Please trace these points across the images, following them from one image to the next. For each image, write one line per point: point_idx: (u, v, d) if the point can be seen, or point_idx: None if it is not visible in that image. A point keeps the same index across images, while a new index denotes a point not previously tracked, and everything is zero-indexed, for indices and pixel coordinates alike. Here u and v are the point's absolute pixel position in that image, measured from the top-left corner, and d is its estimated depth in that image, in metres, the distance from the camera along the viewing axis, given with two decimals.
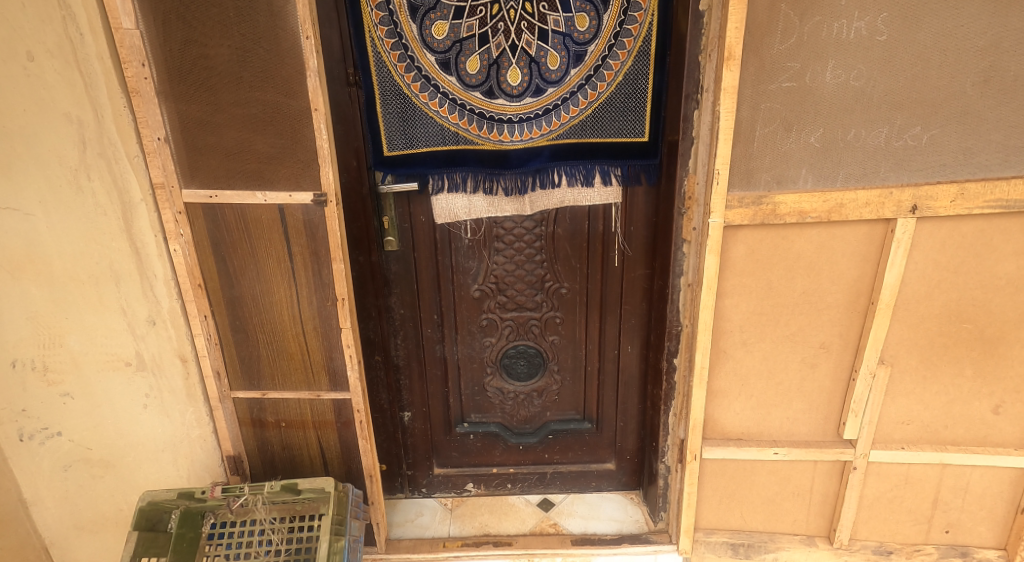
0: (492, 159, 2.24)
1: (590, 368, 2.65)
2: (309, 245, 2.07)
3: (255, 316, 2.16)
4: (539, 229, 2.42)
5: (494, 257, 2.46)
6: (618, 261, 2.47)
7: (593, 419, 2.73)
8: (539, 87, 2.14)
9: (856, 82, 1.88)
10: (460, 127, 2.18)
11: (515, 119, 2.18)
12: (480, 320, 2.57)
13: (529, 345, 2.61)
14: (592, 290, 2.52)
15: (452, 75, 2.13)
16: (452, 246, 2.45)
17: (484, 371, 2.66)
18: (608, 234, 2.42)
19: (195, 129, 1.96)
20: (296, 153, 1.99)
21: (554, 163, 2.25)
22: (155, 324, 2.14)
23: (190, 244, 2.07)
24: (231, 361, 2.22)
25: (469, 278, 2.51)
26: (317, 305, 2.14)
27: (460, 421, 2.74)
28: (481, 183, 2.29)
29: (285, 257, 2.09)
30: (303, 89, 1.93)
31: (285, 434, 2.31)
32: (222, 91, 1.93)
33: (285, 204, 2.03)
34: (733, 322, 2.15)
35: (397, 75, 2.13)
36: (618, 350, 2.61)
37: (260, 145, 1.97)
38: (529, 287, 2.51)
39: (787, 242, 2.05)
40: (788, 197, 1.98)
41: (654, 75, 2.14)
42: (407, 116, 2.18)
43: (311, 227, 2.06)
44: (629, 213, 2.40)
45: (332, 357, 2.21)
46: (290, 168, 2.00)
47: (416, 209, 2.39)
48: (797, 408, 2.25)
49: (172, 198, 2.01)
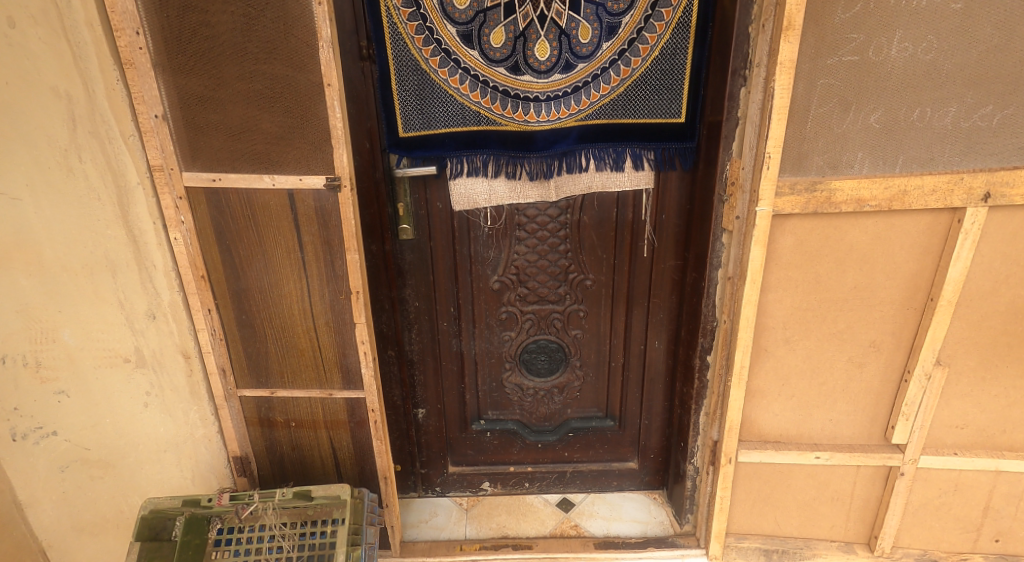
0: (515, 141, 2.13)
1: (614, 365, 2.63)
2: (321, 234, 1.89)
3: (262, 310, 1.99)
4: (565, 217, 2.35)
5: (516, 247, 2.40)
6: (647, 252, 2.40)
7: (616, 416, 2.73)
8: (568, 63, 2.02)
9: (925, 56, 1.68)
10: (482, 105, 2.07)
11: (542, 97, 2.06)
12: (499, 313, 2.53)
13: (550, 339, 2.59)
14: (619, 283, 2.47)
15: (474, 49, 2.01)
16: (472, 235, 2.38)
17: (502, 367, 2.64)
18: (637, 222, 2.34)
19: (196, 106, 1.78)
20: (307, 131, 1.79)
21: (581, 146, 2.15)
22: (155, 319, 1.97)
23: (192, 232, 1.89)
24: (237, 358, 2.07)
25: (489, 269, 2.45)
26: (328, 299, 1.98)
27: (477, 418, 2.74)
28: (504, 166, 2.20)
29: (294, 247, 1.91)
30: (314, 62, 1.74)
31: (294, 435, 2.19)
32: (224, 64, 1.74)
33: (294, 189, 1.84)
34: (776, 318, 1.99)
35: (415, 50, 2.02)
36: (644, 345, 2.58)
37: (267, 124, 1.79)
38: (552, 279, 2.46)
39: (840, 232, 1.86)
40: (844, 183, 1.78)
41: (694, 51, 2.02)
42: (424, 94, 2.06)
43: (323, 214, 1.87)
44: (661, 200, 2.30)
45: (345, 354, 2.05)
46: (299, 149, 1.81)
47: (433, 195, 2.30)
48: (840, 410, 2.09)
49: (172, 182, 1.83)
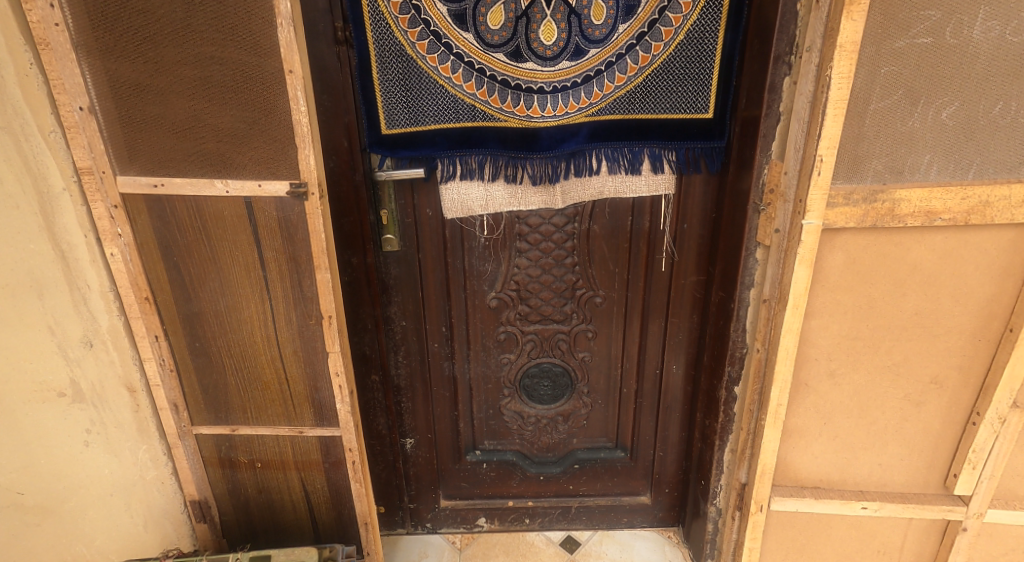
0: (516, 139, 1.84)
1: (626, 391, 2.34)
2: (286, 249, 1.59)
3: (218, 338, 1.69)
4: (572, 226, 2.06)
5: (516, 259, 2.11)
6: (665, 267, 2.11)
7: (627, 447, 2.44)
8: (578, 48, 1.74)
9: (1013, 38, 1.39)
10: (477, 98, 1.79)
11: (547, 88, 1.77)
12: (497, 334, 2.24)
13: (554, 363, 2.29)
14: (632, 300, 2.18)
15: (468, 31, 1.73)
16: (466, 246, 2.09)
17: (500, 392, 2.35)
18: (654, 232, 2.05)
19: (130, 96, 1.47)
20: (265, 128, 1.49)
21: (592, 145, 1.86)
22: (93, 347, 1.67)
23: (131, 246, 1.59)
24: (191, 392, 1.77)
25: (486, 285, 2.16)
26: (296, 324, 1.68)
27: (472, 448, 2.45)
28: (503, 168, 1.91)
29: (255, 264, 1.61)
30: (273, 45, 1.43)
31: (260, 477, 1.90)
32: (162, 44, 1.43)
33: (252, 196, 1.54)
34: (821, 348, 1.70)
35: (400, 33, 1.74)
36: (661, 370, 2.29)
37: (217, 120, 1.48)
38: (557, 296, 2.16)
39: (901, 250, 1.57)
40: (911, 193, 1.50)
41: (724, 35, 1.75)
42: (410, 84, 1.78)
43: (288, 226, 1.57)
44: (683, 207, 2.01)
45: (318, 388, 1.77)
46: (257, 148, 1.51)
47: (421, 201, 2.01)
48: (892, 453, 1.80)
49: (104, 188, 1.53)
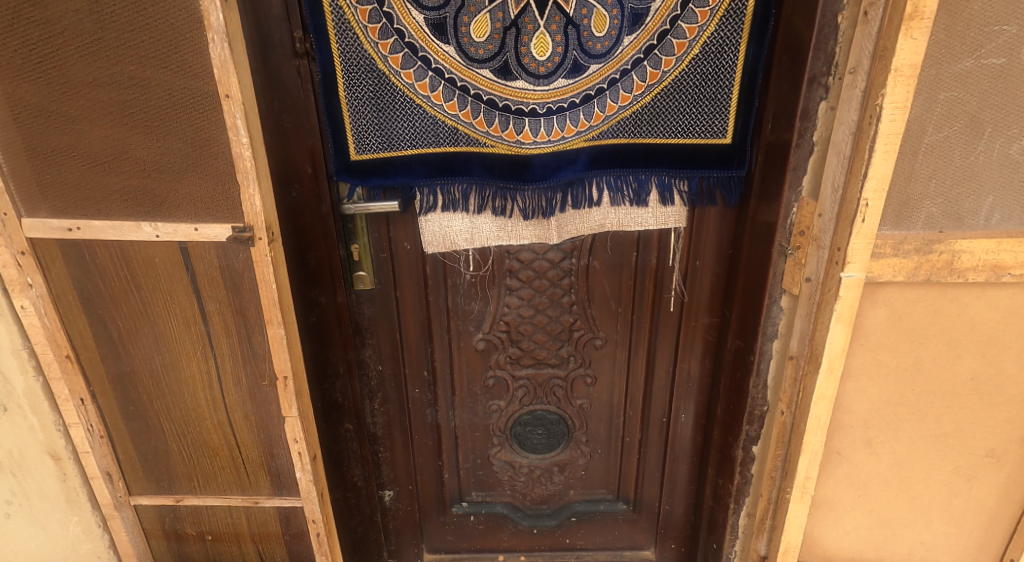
0: (505, 166, 1.60)
1: (629, 440, 2.10)
2: (231, 301, 1.36)
3: (156, 400, 1.46)
4: (569, 262, 1.82)
5: (505, 298, 1.87)
6: (674, 307, 1.88)
7: (630, 499, 2.20)
8: (576, 64, 1.50)
9: None
10: (460, 120, 1.55)
11: (540, 110, 1.53)
12: (484, 380, 2.01)
13: (549, 410, 2.05)
14: (637, 343, 1.95)
15: (449, 44, 1.49)
16: (450, 284, 1.85)
17: (489, 441, 2.11)
18: (662, 268, 1.82)
19: (34, 123, 1.24)
20: (197, 160, 1.26)
21: (592, 173, 1.63)
22: (7, 413, 1.42)
23: (44, 298, 1.35)
24: (127, 458, 1.53)
25: (472, 325, 1.92)
26: (246, 385, 1.45)
27: (458, 500, 2.20)
28: (490, 200, 1.67)
29: (195, 317, 1.37)
30: (203, 64, 1.21)
31: (211, 550, 1.66)
32: (71, 63, 1.21)
33: (188, 241, 1.31)
34: (857, 415, 1.46)
35: (369, 45, 1.50)
36: (668, 418, 2.05)
37: (140, 152, 1.26)
38: (552, 339, 1.93)
39: (956, 306, 1.35)
40: (973, 244, 1.30)
41: (746, 49, 1.51)
42: (382, 103, 1.54)
43: (233, 275, 1.34)
44: (695, 242, 1.78)
45: (273, 454, 1.53)
46: (190, 184, 1.28)
47: (398, 233, 1.77)
48: (938, 533, 1.56)
49: (8, 231, 1.30)
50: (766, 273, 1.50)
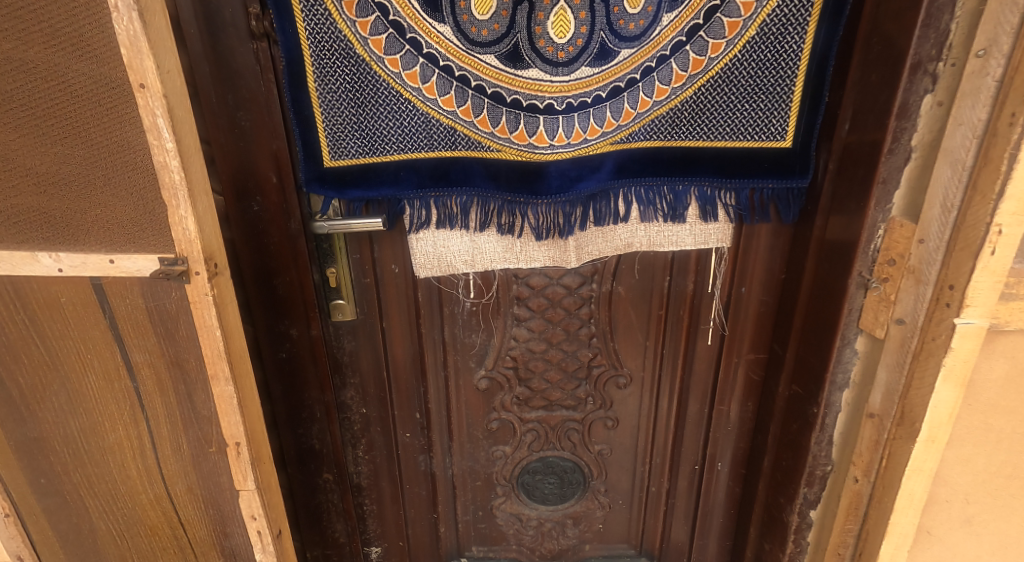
0: (513, 175, 1.30)
1: (655, 490, 1.81)
2: (166, 351, 1.08)
3: (75, 470, 1.16)
4: (589, 288, 1.53)
5: (512, 329, 1.57)
6: (712, 342, 1.59)
7: (655, 555, 1.89)
8: (602, 48, 1.20)
9: None
10: (457, 118, 1.25)
11: (557, 106, 1.23)
12: (487, 423, 1.71)
13: (562, 457, 1.76)
14: (666, 381, 1.65)
15: (445, 23, 1.19)
16: (446, 313, 1.55)
17: (492, 491, 1.81)
18: (700, 294, 1.53)
19: None
20: (105, 170, 0.99)
21: (620, 182, 1.32)
22: None
23: None
24: (44, 540, 1.21)
25: (473, 361, 1.62)
26: (189, 452, 1.16)
27: (456, 557, 1.90)
28: (495, 214, 1.36)
29: (118, 371, 1.09)
30: (107, 47, 0.94)
31: None
32: None
33: (103, 278, 1.04)
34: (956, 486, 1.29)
35: (344, 24, 1.20)
36: (701, 466, 1.76)
37: (31, 160, 0.99)
38: (567, 378, 1.63)
39: None
40: None
41: (814, 30, 1.21)
42: (361, 97, 1.24)
43: (167, 321, 1.06)
44: (741, 263, 1.48)
45: (227, 532, 1.22)
46: (100, 201, 1.01)
47: (383, 255, 1.47)
48: None
49: None
50: (840, 310, 1.28)
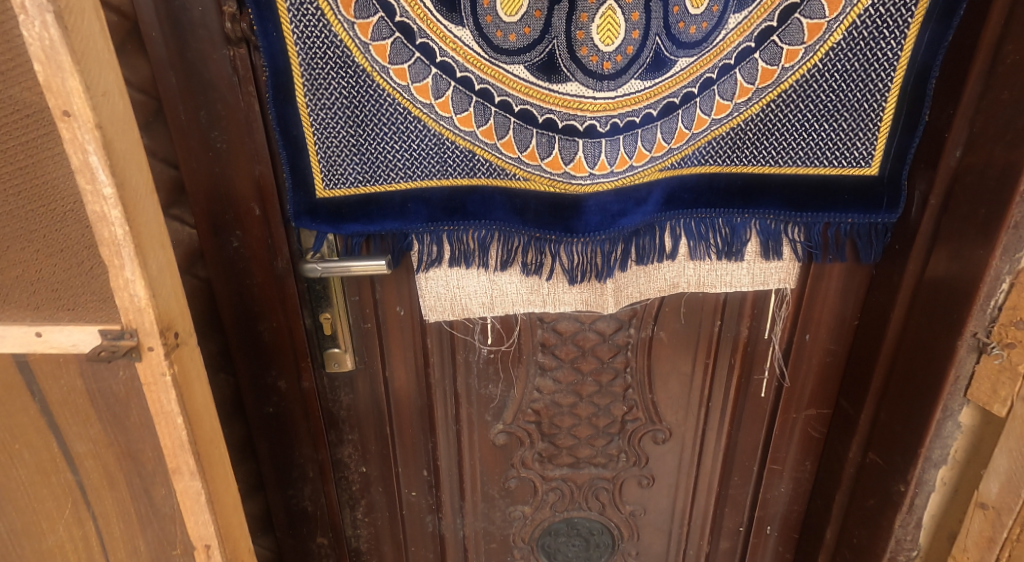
0: (544, 209, 1.07)
1: (692, 553, 1.59)
2: (116, 438, 0.88)
3: None
4: (625, 334, 1.31)
5: (536, 379, 1.35)
6: (767, 393, 1.37)
7: None
8: (656, 57, 0.99)
9: None
10: (478, 140, 1.03)
11: (600, 126, 1.01)
12: (504, 482, 1.48)
13: (589, 519, 1.53)
14: (710, 436, 1.43)
15: (464, 25, 0.97)
16: (459, 361, 1.33)
17: (508, 554, 1.58)
18: (755, 339, 1.31)
19: None
20: (23, 224, 0.79)
21: (672, 214, 1.11)
22: None
23: None
24: None
25: (490, 415, 1.39)
26: (148, 553, 0.95)
27: None
28: (521, 252, 1.14)
29: (55, 464, 0.89)
30: (17, 69, 0.73)
31: None
32: None
33: (29, 355, 0.85)
34: None
35: (340, 26, 0.98)
36: (747, 528, 1.55)
37: None
38: (598, 433, 1.41)
39: None
40: None
41: (915, 34, 1.00)
42: (361, 115, 1.03)
43: (115, 404, 0.86)
44: (808, 306, 1.27)
45: None
46: (21, 258, 0.81)
47: (386, 296, 1.25)
48: None
49: None
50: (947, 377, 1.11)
